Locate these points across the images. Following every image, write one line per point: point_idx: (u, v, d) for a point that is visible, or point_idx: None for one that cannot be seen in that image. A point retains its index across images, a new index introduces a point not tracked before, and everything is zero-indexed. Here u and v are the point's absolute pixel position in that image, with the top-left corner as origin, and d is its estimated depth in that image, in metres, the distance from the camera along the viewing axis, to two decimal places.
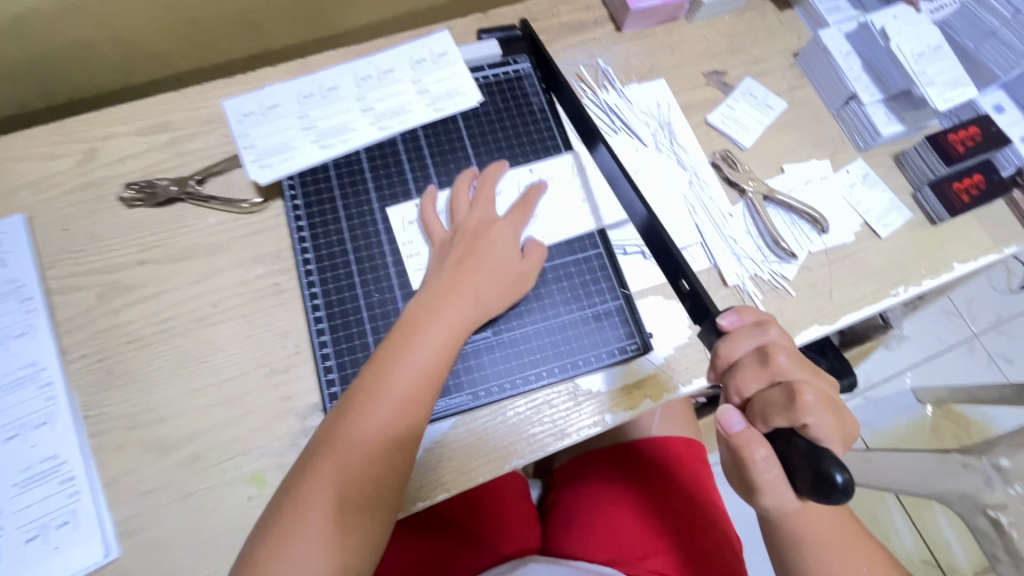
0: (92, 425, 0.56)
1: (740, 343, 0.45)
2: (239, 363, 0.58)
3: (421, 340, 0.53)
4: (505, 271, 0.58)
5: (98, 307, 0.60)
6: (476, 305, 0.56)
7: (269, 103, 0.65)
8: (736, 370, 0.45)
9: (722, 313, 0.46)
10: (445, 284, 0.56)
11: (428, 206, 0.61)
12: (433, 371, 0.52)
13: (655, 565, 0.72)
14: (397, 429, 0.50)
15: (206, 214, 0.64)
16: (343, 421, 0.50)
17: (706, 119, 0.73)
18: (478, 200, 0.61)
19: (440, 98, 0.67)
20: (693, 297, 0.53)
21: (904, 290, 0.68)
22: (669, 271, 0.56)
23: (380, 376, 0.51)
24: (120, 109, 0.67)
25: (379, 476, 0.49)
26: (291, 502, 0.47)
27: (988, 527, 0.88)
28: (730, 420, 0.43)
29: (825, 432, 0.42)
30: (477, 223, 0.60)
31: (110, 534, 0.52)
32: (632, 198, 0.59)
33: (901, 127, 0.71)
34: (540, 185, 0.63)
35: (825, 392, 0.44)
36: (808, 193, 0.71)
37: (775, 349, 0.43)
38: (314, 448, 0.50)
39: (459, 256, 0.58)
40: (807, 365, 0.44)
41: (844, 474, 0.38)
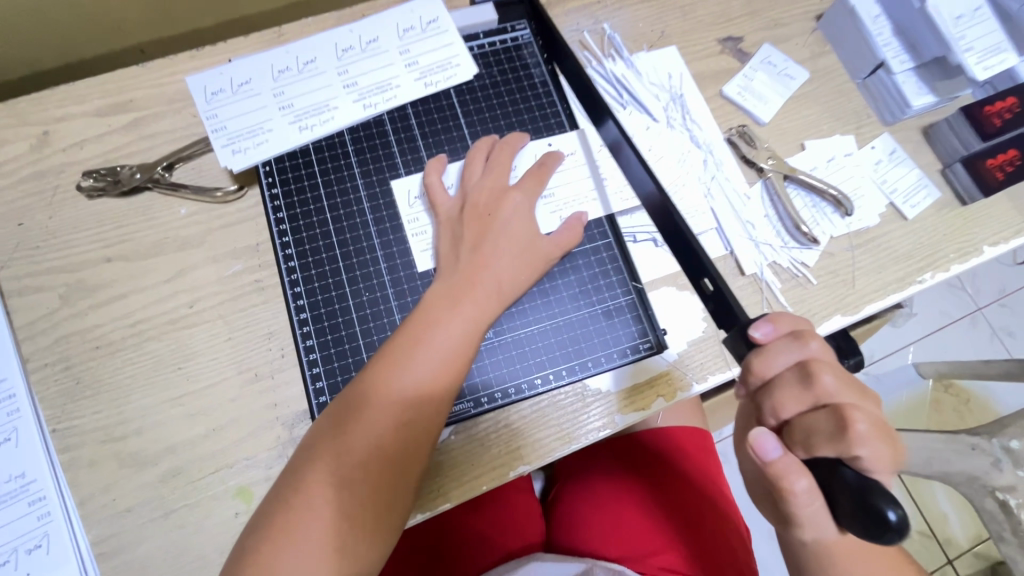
0: (62, 440, 0.51)
1: (778, 358, 0.42)
2: (219, 368, 0.54)
3: (438, 325, 0.49)
4: (524, 252, 0.53)
5: (61, 311, 0.55)
6: (496, 289, 0.51)
7: (239, 79, 0.58)
8: (773, 389, 0.42)
9: (755, 325, 0.43)
10: (463, 265, 0.52)
11: (433, 176, 0.56)
12: (453, 358, 0.48)
13: (666, 561, 0.69)
14: (413, 419, 0.46)
15: (176, 204, 0.58)
16: (355, 409, 0.46)
17: (722, 91, 0.67)
18: (491, 170, 0.56)
19: (431, 70, 0.61)
20: (717, 299, 0.48)
21: (931, 276, 0.63)
22: (690, 269, 0.51)
23: (395, 362, 0.47)
24: (74, 88, 0.60)
25: (393, 471, 0.45)
26: (293, 501, 0.43)
27: (997, 512, 0.76)
28: (765, 446, 0.39)
29: (875, 464, 0.39)
30: (490, 195, 0.55)
31: (87, 557, 0.49)
32: (642, 175, 0.52)
33: (933, 97, 0.65)
34: (556, 155, 0.58)
35: (874, 417, 0.40)
36: (830, 172, 0.66)
37: (819, 368, 0.40)
38: (320, 438, 0.45)
39: (475, 234, 0.53)
40: (854, 385, 0.41)
41: (898, 511, 0.34)
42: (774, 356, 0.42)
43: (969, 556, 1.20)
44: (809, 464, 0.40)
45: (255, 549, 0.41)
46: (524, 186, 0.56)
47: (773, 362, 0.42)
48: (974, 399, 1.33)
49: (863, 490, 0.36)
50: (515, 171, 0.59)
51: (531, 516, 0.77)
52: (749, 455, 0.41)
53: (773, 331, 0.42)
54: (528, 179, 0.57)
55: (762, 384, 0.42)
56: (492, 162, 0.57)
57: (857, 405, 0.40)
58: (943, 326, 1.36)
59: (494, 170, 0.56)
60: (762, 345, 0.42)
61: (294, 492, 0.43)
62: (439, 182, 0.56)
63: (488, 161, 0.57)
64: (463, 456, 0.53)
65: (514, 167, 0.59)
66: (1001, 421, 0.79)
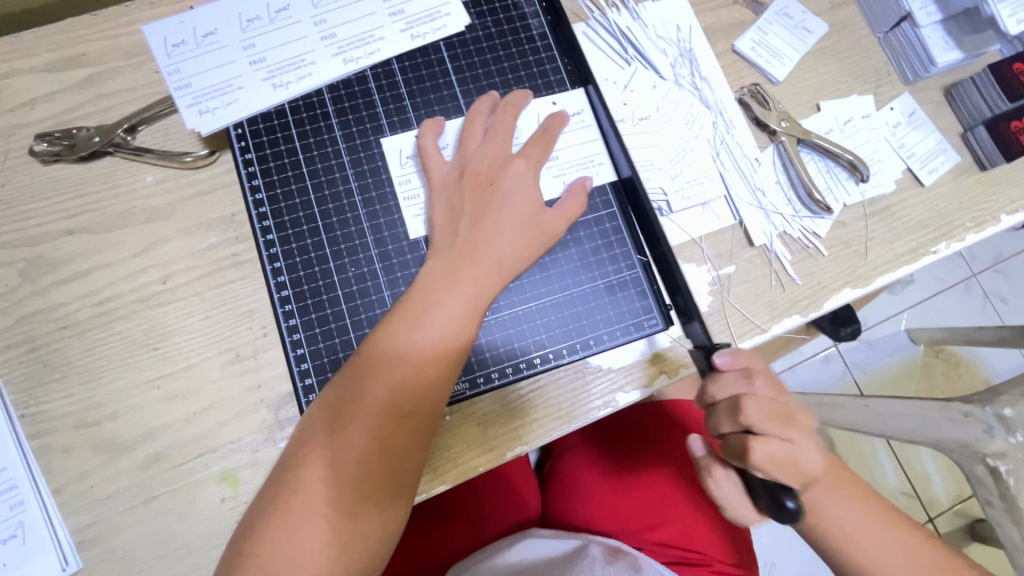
0: (33, 426, 0.49)
1: (724, 387, 0.44)
2: (197, 349, 0.51)
3: (436, 308, 0.45)
4: (525, 226, 0.49)
5: (21, 289, 0.51)
6: (498, 268, 0.48)
7: (204, 30, 0.52)
8: (714, 413, 0.45)
9: (715, 354, 0.45)
10: (461, 241, 0.48)
11: (427, 139, 0.52)
12: (452, 343, 0.45)
13: (664, 536, 0.69)
14: (414, 400, 0.44)
15: (142, 171, 0.53)
16: (351, 392, 0.43)
17: (734, 46, 0.62)
18: (490, 135, 0.52)
19: (418, 20, 0.55)
20: (687, 314, 0.50)
21: (946, 246, 0.60)
22: (668, 284, 0.53)
23: (390, 351, 0.44)
24: (19, 38, 0.54)
25: (394, 457, 0.43)
26: (289, 499, 0.41)
27: (985, 478, 0.74)
28: (694, 447, 0.50)
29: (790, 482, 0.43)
30: (491, 163, 0.51)
31: (68, 546, 0.46)
32: (621, 157, 0.54)
33: (959, 54, 0.60)
34: (561, 118, 0.53)
35: (795, 444, 0.42)
36: (846, 136, 0.62)
37: (750, 403, 0.42)
38: (316, 424, 0.43)
39: (475, 204, 0.49)
40: (782, 416, 0.43)
41: (793, 501, 0.41)
42: (721, 385, 0.44)
43: (949, 514, 1.23)
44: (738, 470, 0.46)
45: (249, 551, 0.40)
46: (528, 153, 0.52)
47: (717, 390, 0.44)
48: (964, 364, 1.33)
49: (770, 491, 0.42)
50: (518, 139, 0.54)
51: (529, 490, 0.76)
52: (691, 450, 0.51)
53: (728, 361, 0.44)
54: (531, 146, 0.52)
55: (709, 405, 0.46)
56: (492, 126, 0.52)
57: (776, 438, 0.42)
58: (937, 292, 1.34)
59: (495, 136, 0.51)
60: (720, 371, 0.44)
61: (290, 490, 0.41)
62: (433, 147, 0.52)
63: (486, 126, 0.52)
64: (464, 435, 0.51)
65: (516, 135, 0.54)
66: (995, 389, 0.78)
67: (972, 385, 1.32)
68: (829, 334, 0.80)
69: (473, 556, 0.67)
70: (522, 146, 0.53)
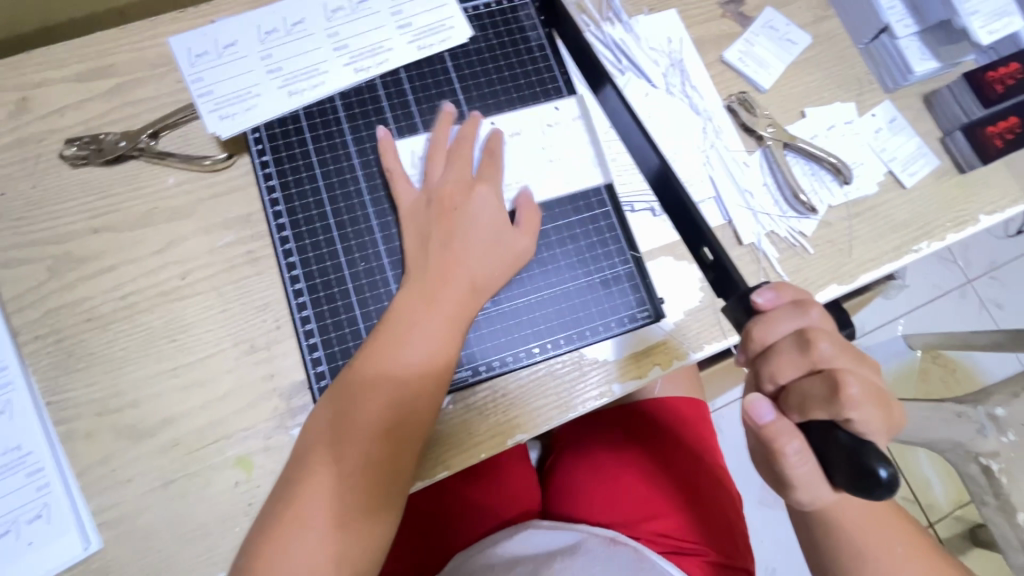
0: (58, 412, 0.51)
1: (779, 324, 0.42)
2: (214, 340, 0.53)
3: (413, 332, 0.48)
4: (492, 247, 0.52)
5: (50, 283, 0.54)
6: (469, 287, 0.51)
7: (225, 41, 0.56)
8: (772, 356, 0.42)
9: (758, 291, 0.43)
10: (433, 265, 0.51)
11: (391, 163, 0.55)
12: (430, 362, 0.48)
13: (663, 526, 0.71)
14: (397, 418, 0.46)
15: (163, 173, 0.57)
16: (338, 413, 0.46)
17: (723, 57, 0.66)
18: (453, 160, 0.55)
19: (425, 33, 0.59)
20: (718, 268, 0.49)
21: (927, 245, 0.63)
22: (690, 237, 0.51)
23: (371, 374, 0.47)
24: (51, 51, 0.58)
25: (383, 470, 0.45)
26: (285, 514, 0.44)
27: (978, 476, 0.76)
28: (759, 411, 0.41)
29: (873, 426, 0.40)
30: (456, 190, 0.53)
31: (89, 527, 0.49)
32: (644, 148, 0.52)
33: (936, 63, 0.64)
34: (500, 136, 0.56)
35: (870, 382, 0.41)
36: (830, 140, 0.65)
37: (816, 335, 0.41)
38: (307, 444, 0.46)
39: (442, 230, 0.52)
40: (853, 352, 0.42)
41: (888, 469, 0.36)
42: (776, 322, 0.42)
43: (949, 518, 1.24)
44: (804, 427, 0.41)
45: (270, 534, 0.43)
46: (489, 178, 0.55)
47: (774, 328, 0.42)
48: (961, 369, 1.35)
49: (855, 448, 0.38)
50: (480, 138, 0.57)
51: (528, 486, 0.78)
52: (746, 420, 0.43)
53: (775, 298, 0.43)
54: (486, 169, 0.55)
55: (762, 351, 0.43)
56: (453, 153, 0.55)
57: (853, 372, 0.41)
58: (932, 298, 1.37)
59: (456, 162, 0.55)
60: (765, 312, 0.43)
61: (285, 506, 0.44)
62: (400, 174, 0.54)
63: (448, 152, 0.55)
64: (453, 439, 0.53)
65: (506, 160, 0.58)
66: (986, 390, 0.80)
67: (968, 389, 1.34)
68: None
69: (475, 547, 0.68)
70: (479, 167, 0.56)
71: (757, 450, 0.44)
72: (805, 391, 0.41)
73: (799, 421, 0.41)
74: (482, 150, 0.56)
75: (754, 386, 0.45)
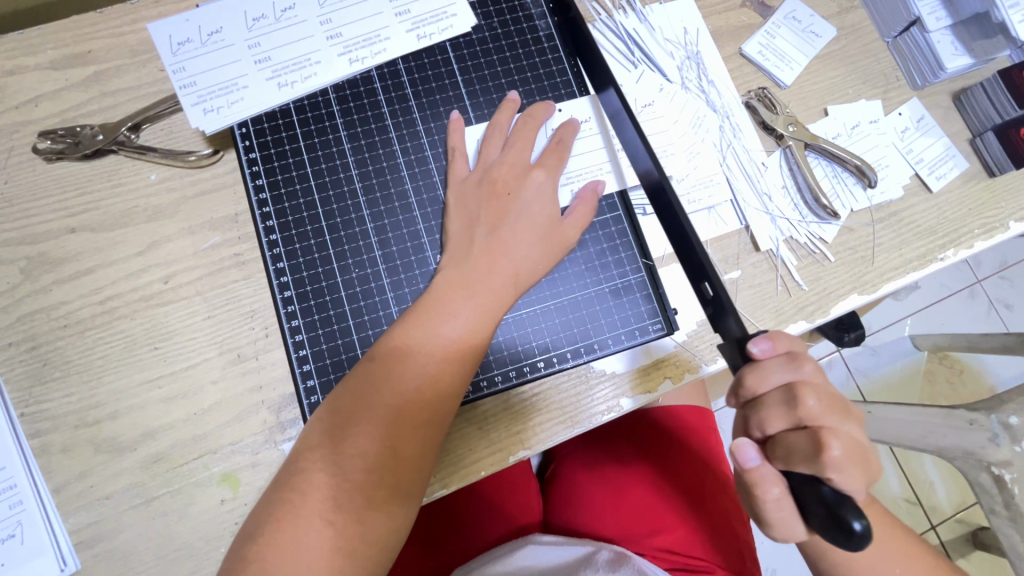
0: (33, 425, 0.48)
1: (770, 375, 0.39)
2: (199, 348, 0.50)
3: (454, 316, 0.45)
4: (542, 238, 0.49)
5: (23, 287, 0.50)
6: (512, 279, 0.48)
7: (209, 28, 0.52)
8: (760, 406, 0.40)
9: (753, 340, 0.40)
10: (478, 250, 0.48)
11: (455, 139, 0.52)
12: (468, 354, 0.45)
13: (666, 542, 0.68)
14: (423, 408, 0.44)
15: (145, 169, 0.53)
16: (362, 399, 0.43)
17: (741, 50, 0.62)
18: (511, 143, 0.52)
19: (425, 20, 0.55)
20: (716, 304, 0.46)
21: (954, 253, 0.59)
22: (692, 271, 0.49)
23: (407, 354, 0.44)
24: (25, 35, 0.54)
25: (404, 464, 0.43)
26: (298, 503, 0.40)
27: (990, 485, 0.73)
28: (744, 454, 0.39)
29: (853, 487, 0.37)
30: (510, 171, 0.51)
31: (66, 546, 0.46)
32: (637, 145, 0.50)
33: (969, 59, 0.60)
34: (574, 125, 0.53)
35: (855, 439, 0.38)
36: (853, 140, 0.61)
37: (806, 391, 0.38)
38: (325, 427, 0.43)
39: (491, 214, 0.49)
40: (840, 408, 0.39)
41: (862, 522, 0.34)
42: (767, 374, 0.39)
43: (952, 522, 1.21)
44: (787, 476, 0.39)
45: (251, 558, 0.39)
46: (545, 164, 0.51)
47: (765, 379, 0.39)
48: (969, 372, 1.32)
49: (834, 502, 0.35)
50: (549, 126, 0.54)
51: (530, 496, 0.75)
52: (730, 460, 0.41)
53: (769, 348, 0.40)
54: (547, 156, 0.52)
55: (751, 399, 0.40)
56: (513, 135, 0.52)
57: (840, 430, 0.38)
58: (942, 299, 1.34)
59: (514, 146, 0.51)
60: (758, 360, 0.40)
61: (298, 494, 0.41)
62: (462, 150, 0.52)
63: (505, 134, 0.52)
64: (465, 442, 0.50)
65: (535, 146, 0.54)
66: (1001, 398, 0.76)
67: (976, 392, 1.31)
68: (832, 339, 0.76)
69: (477, 559, 0.66)
70: (537, 154, 0.53)
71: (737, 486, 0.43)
72: (790, 446, 0.38)
73: (782, 470, 0.39)
74: (551, 137, 0.53)
75: (741, 430, 0.42)
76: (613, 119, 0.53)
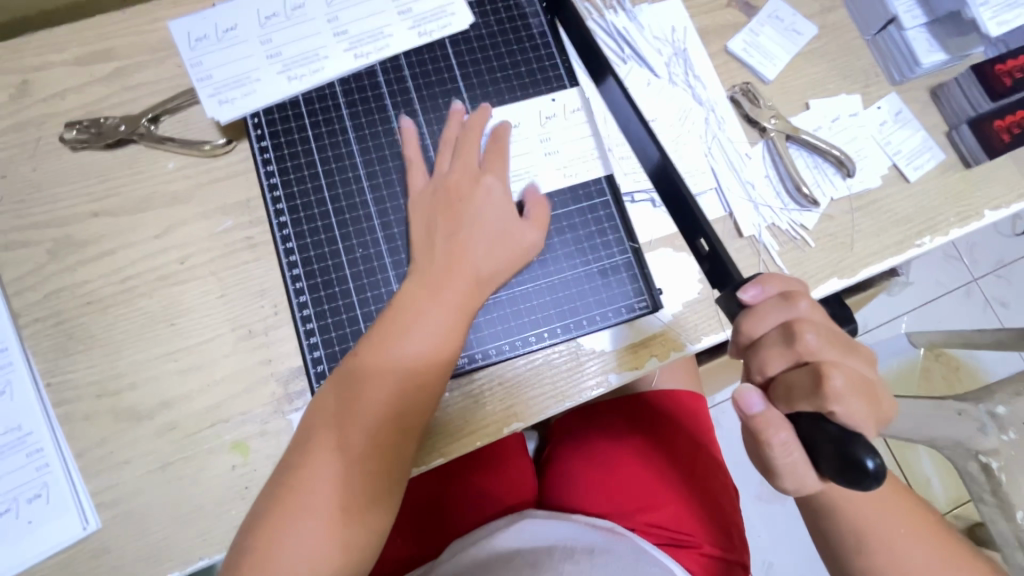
0: (58, 394, 0.52)
1: (766, 318, 0.41)
2: (212, 325, 0.54)
3: (418, 320, 0.48)
4: (500, 238, 0.52)
5: (50, 266, 0.54)
6: (476, 280, 0.51)
7: (224, 25, 0.56)
8: (760, 347, 0.41)
9: (743, 288, 0.42)
10: (442, 257, 0.51)
11: (410, 148, 0.55)
12: (441, 350, 0.48)
13: (657, 518, 0.71)
14: (398, 407, 0.46)
15: (163, 158, 0.57)
16: (340, 403, 0.46)
17: (727, 47, 0.65)
18: (458, 150, 0.55)
19: (425, 19, 0.58)
20: (713, 259, 0.49)
21: (930, 240, 0.62)
22: (686, 230, 0.51)
23: (376, 360, 0.47)
24: (52, 34, 0.58)
25: (385, 458, 0.46)
26: (286, 503, 0.44)
27: (978, 474, 0.76)
28: (749, 400, 0.39)
29: (860, 421, 0.38)
30: (462, 179, 0.53)
31: (88, 507, 0.49)
32: (644, 138, 0.52)
33: (944, 55, 0.63)
34: (506, 127, 0.56)
35: (858, 374, 0.39)
36: (834, 133, 0.64)
37: (802, 327, 0.39)
38: (305, 436, 0.46)
39: (448, 221, 0.52)
40: (842, 343, 0.40)
41: (875, 460, 0.34)
42: (763, 316, 0.41)
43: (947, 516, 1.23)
44: (793, 418, 0.39)
45: (269, 519, 0.43)
46: (494, 168, 0.54)
47: (762, 321, 0.41)
48: (964, 368, 1.34)
49: (838, 438, 0.36)
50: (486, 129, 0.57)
51: (525, 477, 0.78)
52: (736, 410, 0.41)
53: (761, 292, 0.42)
54: (493, 160, 0.55)
55: (750, 344, 0.42)
56: (458, 145, 0.55)
57: (841, 365, 0.39)
58: (937, 296, 1.36)
59: (463, 153, 0.54)
60: (754, 306, 0.42)
61: (286, 496, 0.44)
62: (417, 160, 0.55)
63: (453, 146, 0.55)
64: (462, 413, 0.53)
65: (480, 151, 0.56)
66: (988, 388, 0.78)
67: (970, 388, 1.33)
68: None
69: (472, 535, 0.68)
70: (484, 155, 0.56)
71: (744, 439, 0.42)
72: (790, 382, 0.39)
73: (789, 413, 0.39)
74: (488, 138, 0.56)
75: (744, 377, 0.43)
76: (611, 107, 0.55)
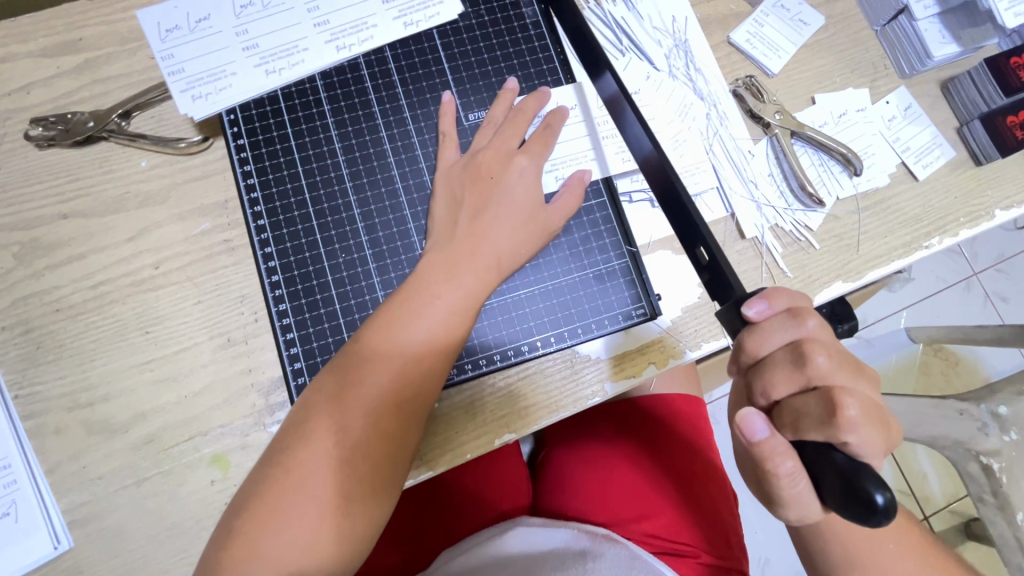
0: (26, 407, 0.49)
1: (772, 337, 0.39)
2: (189, 333, 0.51)
3: (435, 298, 0.46)
4: (523, 223, 0.50)
5: (17, 271, 0.51)
6: (496, 262, 0.49)
7: (197, 15, 0.53)
8: (766, 369, 0.39)
9: (748, 302, 0.39)
10: (461, 235, 0.49)
11: (445, 124, 0.53)
12: (451, 334, 0.46)
13: (652, 527, 0.69)
14: (408, 385, 0.44)
15: (135, 156, 0.54)
16: (349, 377, 0.44)
17: (729, 38, 0.62)
18: (502, 128, 0.53)
19: (411, 8, 0.55)
20: (712, 269, 0.46)
21: (938, 241, 0.60)
22: (685, 238, 0.48)
23: (390, 336, 0.45)
24: (16, 23, 0.54)
25: (389, 441, 0.43)
26: (282, 481, 0.41)
27: (978, 475, 0.73)
28: (752, 426, 0.37)
29: (869, 450, 0.36)
30: (495, 156, 0.51)
31: (59, 525, 0.47)
32: (639, 133, 0.48)
33: (956, 48, 0.60)
34: (562, 112, 0.53)
35: (869, 399, 0.37)
36: (840, 129, 0.62)
37: (812, 349, 0.37)
38: (311, 406, 0.43)
39: (475, 198, 0.50)
40: (851, 366, 0.38)
41: (885, 494, 0.32)
42: (768, 336, 0.39)
43: (944, 512, 1.22)
44: (797, 447, 0.37)
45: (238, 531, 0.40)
46: (530, 149, 0.52)
47: (767, 341, 0.39)
48: (963, 363, 1.33)
49: (846, 473, 0.34)
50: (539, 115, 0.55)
51: (519, 483, 0.76)
52: (737, 434, 0.39)
53: (767, 308, 0.39)
54: (534, 141, 0.52)
55: (754, 363, 0.40)
56: (503, 126, 0.53)
57: (852, 389, 0.37)
58: (937, 291, 1.34)
59: (504, 131, 0.52)
60: (757, 323, 0.39)
61: (284, 471, 0.41)
62: (452, 135, 0.53)
63: (498, 127, 0.53)
64: (451, 424, 0.51)
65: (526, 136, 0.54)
66: (990, 387, 0.76)
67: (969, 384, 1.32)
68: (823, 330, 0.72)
69: (464, 543, 0.66)
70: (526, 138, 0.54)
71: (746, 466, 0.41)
72: (798, 409, 0.37)
73: (793, 440, 0.37)
74: (540, 124, 0.54)
75: (747, 400, 0.41)
76: (609, 105, 0.52)
